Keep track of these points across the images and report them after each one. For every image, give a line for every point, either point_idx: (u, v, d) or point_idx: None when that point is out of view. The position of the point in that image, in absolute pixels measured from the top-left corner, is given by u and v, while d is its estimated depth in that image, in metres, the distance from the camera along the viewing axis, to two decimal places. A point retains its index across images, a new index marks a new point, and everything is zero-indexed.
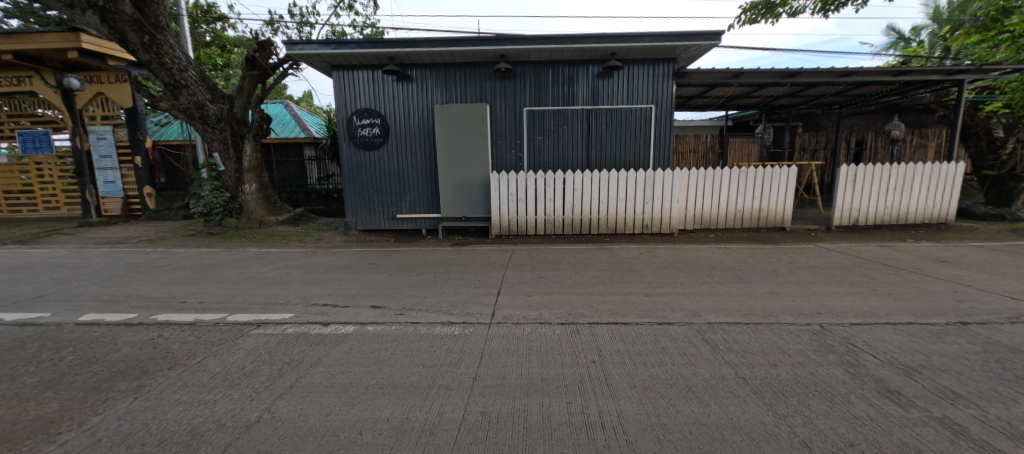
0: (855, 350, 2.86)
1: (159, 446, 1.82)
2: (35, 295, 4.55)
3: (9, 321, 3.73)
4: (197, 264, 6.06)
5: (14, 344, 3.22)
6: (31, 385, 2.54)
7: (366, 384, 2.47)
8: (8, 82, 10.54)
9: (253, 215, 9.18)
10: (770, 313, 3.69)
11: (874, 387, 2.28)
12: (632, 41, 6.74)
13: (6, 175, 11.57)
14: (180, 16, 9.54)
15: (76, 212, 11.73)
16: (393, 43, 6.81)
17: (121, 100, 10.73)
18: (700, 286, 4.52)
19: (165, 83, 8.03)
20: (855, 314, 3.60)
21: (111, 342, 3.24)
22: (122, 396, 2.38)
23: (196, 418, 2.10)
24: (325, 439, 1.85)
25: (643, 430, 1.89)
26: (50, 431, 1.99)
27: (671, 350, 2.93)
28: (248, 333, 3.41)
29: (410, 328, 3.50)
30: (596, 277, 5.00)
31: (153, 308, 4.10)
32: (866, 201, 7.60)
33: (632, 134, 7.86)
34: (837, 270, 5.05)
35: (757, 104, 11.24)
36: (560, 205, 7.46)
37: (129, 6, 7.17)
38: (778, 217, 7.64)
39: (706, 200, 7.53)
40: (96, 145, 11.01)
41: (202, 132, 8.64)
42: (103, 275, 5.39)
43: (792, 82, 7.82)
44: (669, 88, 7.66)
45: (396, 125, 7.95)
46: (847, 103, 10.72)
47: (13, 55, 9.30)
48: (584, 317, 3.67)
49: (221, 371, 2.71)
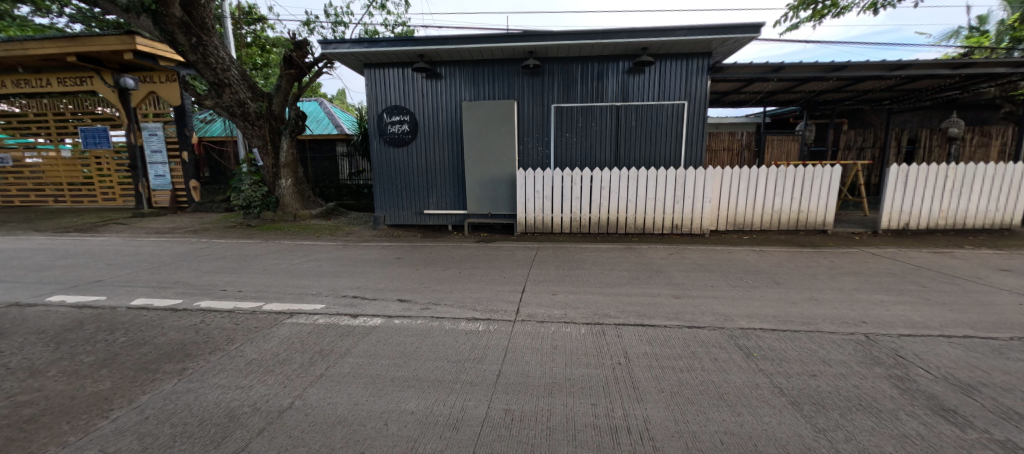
0: (905, 363, 2.67)
1: (201, 427, 1.93)
2: (93, 280, 4.91)
3: (71, 303, 4.06)
4: (236, 254, 6.36)
5: (75, 325, 3.49)
6: (89, 363, 2.74)
7: (392, 376, 2.51)
8: (72, 82, 11.38)
9: (289, 208, 9.58)
10: (809, 320, 3.50)
11: (926, 405, 2.11)
12: (666, 35, 6.53)
13: (69, 169, 12.54)
14: (224, 18, 10.07)
15: (130, 203, 12.64)
16: (423, 42, 6.90)
17: (169, 98, 11.39)
18: (732, 290, 4.36)
19: (210, 82, 8.44)
20: (905, 324, 3.36)
21: (158, 326, 3.45)
22: (167, 377, 2.53)
23: (233, 401, 2.20)
24: (352, 428, 1.90)
25: (671, 436, 1.83)
26: (104, 407, 2.14)
27: (701, 355, 2.82)
28: (282, 322, 3.55)
29: (434, 323, 3.54)
30: (622, 278, 4.88)
31: (196, 294, 4.33)
32: (919, 203, 7.08)
33: (663, 133, 7.66)
34: (884, 276, 4.74)
35: (798, 100, 10.67)
36: (586, 203, 7.36)
37: (178, 9, 7.61)
38: (818, 219, 7.23)
39: (739, 200, 7.24)
40: (148, 141, 11.80)
41: (243, 129, 9.05)
42: (152, 263, 5.76)
43: (838, 76, 7.35)
44: (704, 83, 7.38)
45: (425, 122, 8.06)
46: (900, 98, 10.03)
47: (77, 57, 10.07)
48: (610, 318, 3.60)
49: (257, 357, 2.83)
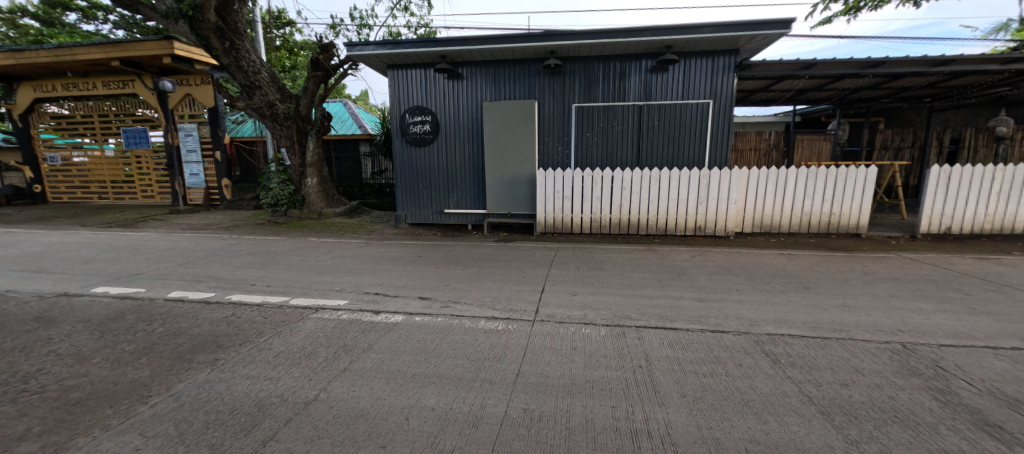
0: (945, 374, 2.53)
1: (232, 415, 2.01)
2: (134, 272, 5.19)
3: (114, 294, 4.30)
4: (264, 250, 6.59)
5: (117, 315, 3.69)
6: (130, 351, 2.89)
7: (413, 373, 2.56)
8: (116, 85, 12.04)
9: (314, 207, 9.86)
10: (841, 327, 3.36)
11: (969, 419, 2.00)
12: (691, 33, 6.39)
13: (112, 167, 13.27)
14: (255, 23, 10.44)
15: (167, 200, 13.28)
16: (445, 43, 6.98)
17: (204, 100, 11.91)
18: (758, 294, 4.23)
19: (242, 84, 8.78)
20: (946, 334, 3.18)
21: (193, 318, 3.62)
22: (201, 366, 2.65)
23: (261, 392, 2.28)
24: (375, 422, 1.94)
25: (693, 442, 1.79)
26: (143, 393, 2.26)
27: (725, 360, 2.76)
28: (308, 317, 3.67)
29: (455, 321, 3.58)
30: (643, 279, 4.81)
31: (228, 288, 4.52)
32: (962, 206, 6.70)
33: (686, 132, 7.50)
34: (923, 283, 4.50)
35: (830, 98, 10.26)
36: (607, 204, 7.28)
37: (213, 15, 7.92)
38: (851, 222, 6.94)
39: (766, 202, 7.02)
40: (184, 141, 12.36)
41: (272, 129, 9.37)
42: (187, 257, 6.04)
43: (874, 72, 7.02)
44: (730, 81, 7.19)
45: (446, 123, 8.15)
46: (943, 95, 9.50)
47: (121, 62, 10.63)
48: (631, 320, 3.55)
49: (284, 350, 2.93)
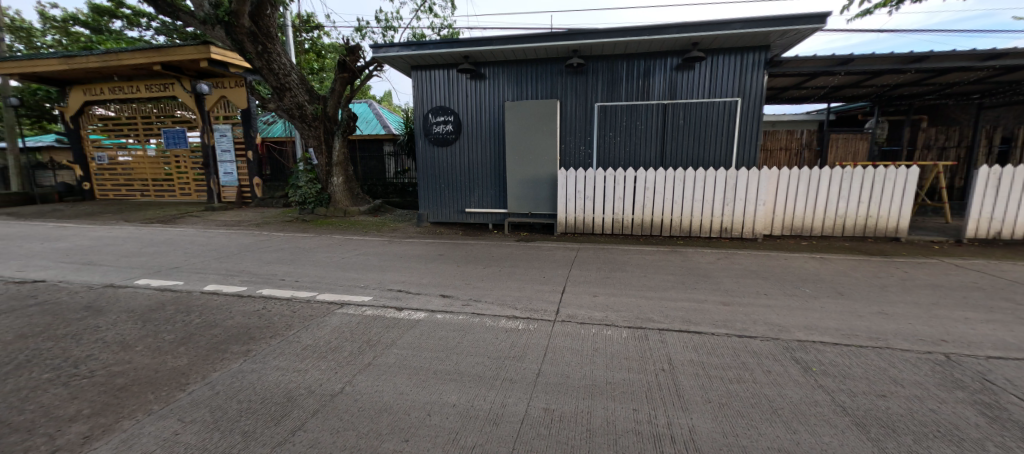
0: (993, 388, 2.38)
1: (263, 405, 2.10)
2: (173, 266, 5.48)
3: (155, 286, 4.55)
4: (292, 247, 6.83)
5: (157, 306, 3.91)
6: (170, 341, 3.06)
7: (434, 369, 2.60)
8: (157, 88, 12.71)
9: (339, 205, 10.12)
10: (878, 336, 3.21)
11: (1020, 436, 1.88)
12: (720, 29, 6.20)
13: (152, 166, 14.01)
14: (285, 27, 10.80)
15: (202, 197, 13.92)
16: (469, 43, 7.04)
17: (236, 101, 12.42)
18: (788, 299, 4.08)
19: (273, 86, 9.11)
20: (996, 345, 2.99)
21: (226, 310, 3.79)
22: (235, 357, 2.77)
23: (290, 383, 2.37)
24: (398, 416, 1.99)
25: (718, 449, 1.75)
26: (181, 381, 2.38)
27: (752, 366, 2.68)
28: (334, 312, 3.78)
29: (476, 319, 3.61)
30: (666, 281, 4.73)
31: (258, 283, 4.70)
32: (1015, 209, 6.26)
33: (713, 131, 7.31)
34: (969, 291, 4.24)
35: (867, 96, 9.79)
36: (629, 204, 7.18)
37: (247, 20, 8.23)
38: (890, 225, 6.61)
39: (797, 203, 6.77)
40: (218, 141, 12.90)
41: (301, 130, 9.69)
42: (221, 253, 6.33)
43: (917, 68, 6.65)
44: (760, 79, 6.96)
45: (468, 122, 8.22)
46: (994, 91, 8.90)
47: (162, 66, 11.20)
48: (654, 323, 3.49)
49: (311, 343, 3.03)
